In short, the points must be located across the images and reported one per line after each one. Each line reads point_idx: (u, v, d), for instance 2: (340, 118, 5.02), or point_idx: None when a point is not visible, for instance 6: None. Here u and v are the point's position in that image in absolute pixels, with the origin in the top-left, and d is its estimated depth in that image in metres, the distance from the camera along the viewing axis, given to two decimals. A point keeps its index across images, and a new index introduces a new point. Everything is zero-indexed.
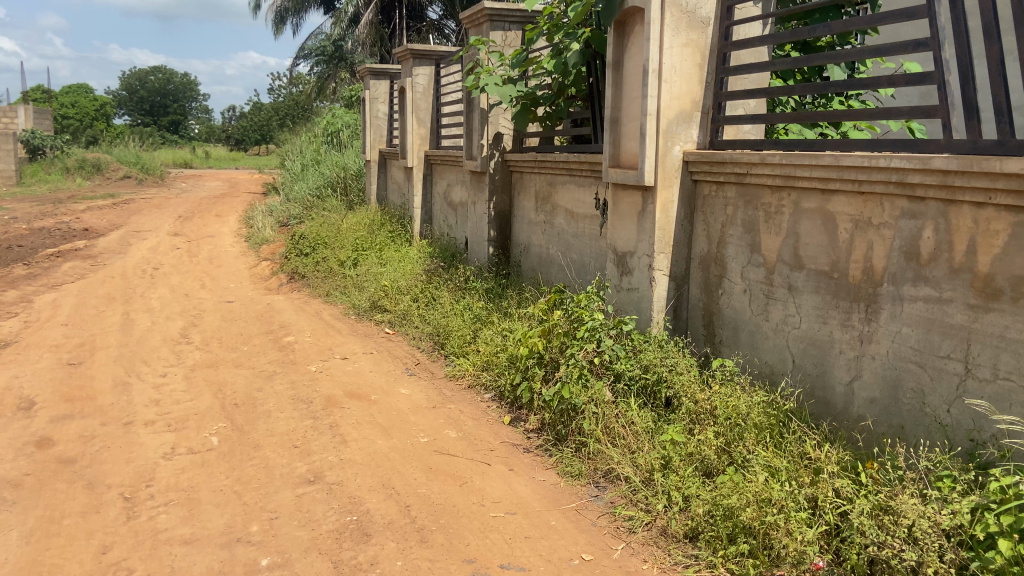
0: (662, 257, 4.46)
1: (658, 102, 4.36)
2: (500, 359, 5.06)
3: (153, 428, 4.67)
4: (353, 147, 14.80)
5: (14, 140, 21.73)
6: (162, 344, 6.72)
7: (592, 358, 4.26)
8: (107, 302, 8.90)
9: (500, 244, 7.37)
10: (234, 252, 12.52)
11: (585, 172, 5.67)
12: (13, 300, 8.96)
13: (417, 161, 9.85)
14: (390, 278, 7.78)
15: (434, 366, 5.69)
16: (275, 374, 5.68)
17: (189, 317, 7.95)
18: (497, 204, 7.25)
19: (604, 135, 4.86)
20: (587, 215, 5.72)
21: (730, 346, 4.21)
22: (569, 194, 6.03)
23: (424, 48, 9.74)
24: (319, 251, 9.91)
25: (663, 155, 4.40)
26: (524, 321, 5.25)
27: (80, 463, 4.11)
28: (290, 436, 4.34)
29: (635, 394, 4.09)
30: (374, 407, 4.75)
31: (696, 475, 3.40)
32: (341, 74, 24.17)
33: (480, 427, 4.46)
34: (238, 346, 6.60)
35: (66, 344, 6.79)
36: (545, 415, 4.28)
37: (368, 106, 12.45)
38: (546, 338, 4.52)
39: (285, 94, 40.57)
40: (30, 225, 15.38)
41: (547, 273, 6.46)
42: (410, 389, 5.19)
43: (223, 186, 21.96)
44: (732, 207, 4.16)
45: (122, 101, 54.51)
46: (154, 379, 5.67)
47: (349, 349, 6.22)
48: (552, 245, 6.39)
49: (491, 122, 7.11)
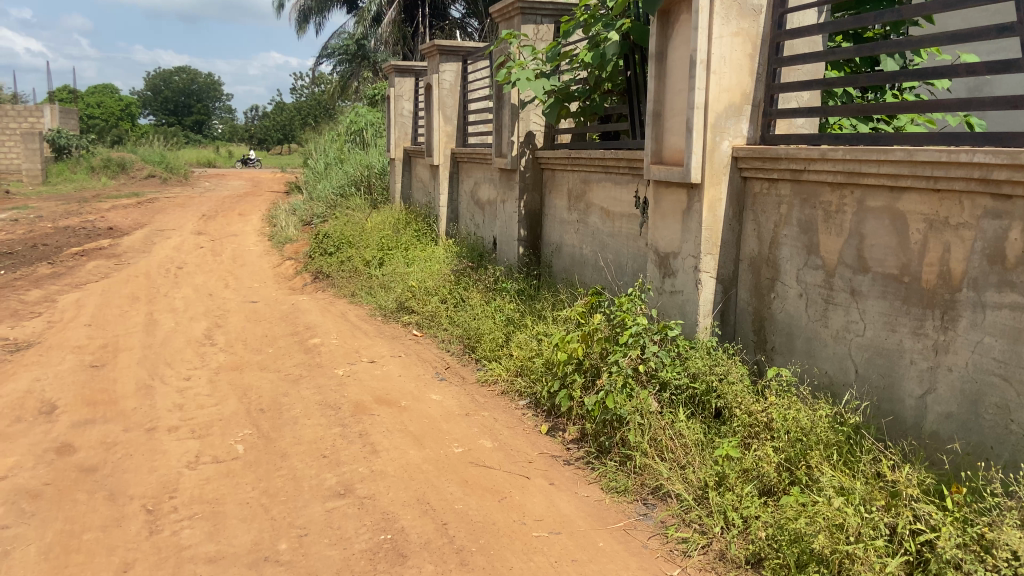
0: (709, 258, 4.22)
1: (707, 95, 4.11)
2: (535, 364, 4.84)
3: (177, 434, 4.51)
4: (376, 146, 14.65)
5: (40, 140, 21.86)
6: (186, 346, 6.58)
7: (637, 365, 4.02)
8: (131, 301, 8.80)
9: (531, 244, 7.14)
10: (257, 251, 12.41)
11: (622, 169, 5.43)
12: (37, 299, 8.89)
13: (443, 159, 9.65)
14: (417, 278, 7.58)
15: (464, 371, 5.48)
16: (302, 377, 5.50)
17: (213, 318, 7.81)
18: (527, 202, 7.03)
19: (646, 130, 4.62)
20: (624, 214, 5.47)
21: (784, 354, 3.96)
22: (605, 192, 5.80)
23: (452, 44, 9.51)
24: (344, 251, 9.75)
25: (711, 151, 4.15)
26: (560, 325, 5.01)
27: (102, 472, 3.95)
28: (318, 445, 4.15)
29: (683, 404, 3.84)
30: (404, 414, 4.55)
31: (756, 495, 3.16)
32: (363, 73, 24.08)
33: (516, 437, 4.24)
34: (263, 348, 6.44)
35: (89, 345, 6.67)
36: (586, 425, 4.04)
37: (393, 104, 12.28)
38: (586, 343, 4.28)
39: (307, 94, 40.65)
40: (56, 223, 15.42)
41: (581, 275, 6.22)
42: (442, 394, 4.98)
43: (246, 185, 21.93)
44: (787, 206, 3.91)
45: (147, 101, 54.97)
46: (178, 382, 5.51)
47: (376, 352, 6.03)
48: (586, 246, 6.15)
49: (522, 118, 6.88)
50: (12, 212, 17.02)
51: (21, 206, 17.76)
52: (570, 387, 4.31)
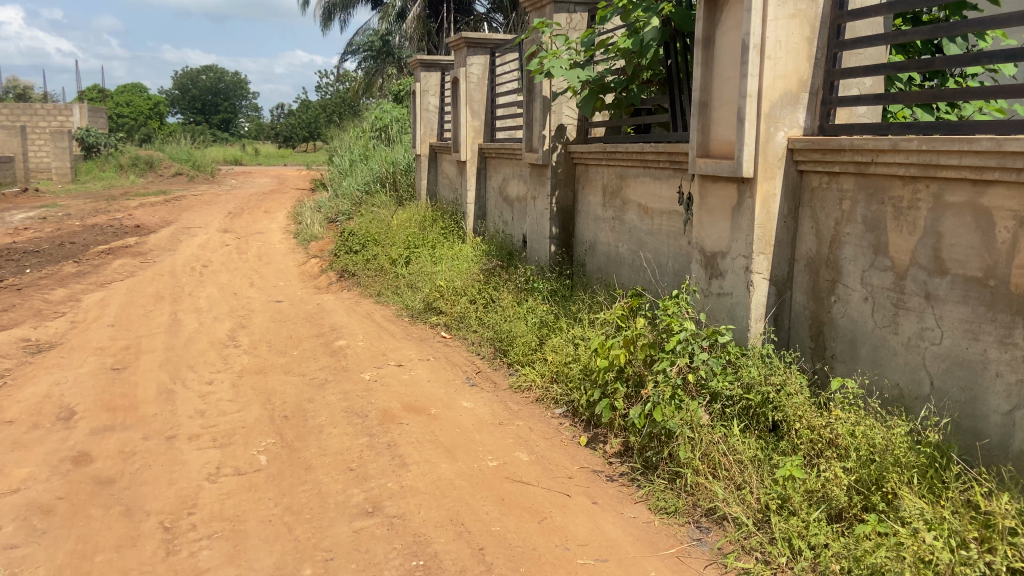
0: (762, 259, 3.92)
1: (760, 82, 3.81)
2: (572, 370, 4.57)
3: (198, 443, 4.31)
4: (401, 142, 14.44)
5: (70, 139, 21.97)
6: (209, 348, 6.40)
7: (685, 375, 3.72)
8: (156, 301, 8.68)
9: (563, 242, 6.85)
10: (283, 249, 12.26)
11: (662, 164, 5.14)
12: (62, 299, 8.80)
13: (470, 154, 9.39)
14: (445, 277, 7.33)
15: (496, 376, 5.22)
16: (328, 382, 5.28)
17: (237, 318, 7.64)
18: (559, 199, 6.75)
19: (692, 121, 4.33)
20: (665, 210, 5.18)
21: (846, 362, 3.66)
22: (644, 187, 5.50)
23: (479, 36, 9.21)
24: (369, 249, 9.55)
25: (765, 142, 3.85)
26: (598, 328, 4.72)
27: (118, 485, 3.76)
28: (344, 456, 3.92)
29: (737, 417, 3.57)
30: (435, 423, 4.31)
31: (826, 522, 2.90)
32: (388, 69, 23.87)
33: (553, 449, 3.97)
34: (287, 350, 6.24)
35: (111, 347, 6.52)
36: (630, 439, 3.75)
37: (418, 99, 12.04)
38: (628, 349, 3.97)
39: (333, 91, 40.67)
40: (84, 221, 15.45)
41: (618, 275, 5.92)
42: (473, 401, 4.73)
43: (272, 182, 21.88)
44: (850, 201, 3.60)
45: (174, 100, 55.43)
46: (200, 387, 5.32)
47: (404, 355, 5.80)
48: (623, 244, 5.86)
49: (554, 111, 6.60)
50: (41, 210, 17.09)
51: (50, 204, 17.86)
52: (610, 396, 4.02)
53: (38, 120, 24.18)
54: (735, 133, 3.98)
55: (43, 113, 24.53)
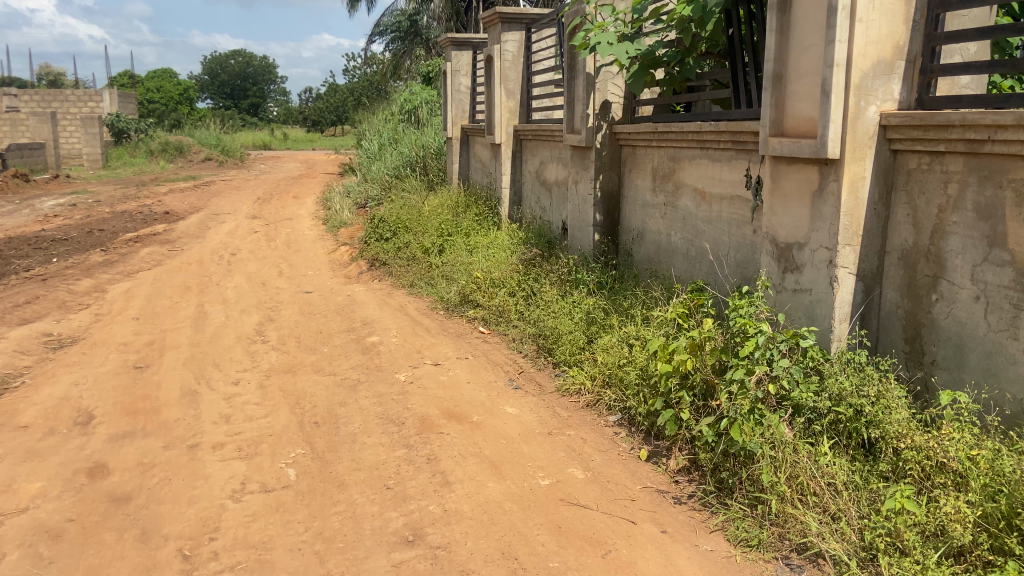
0: (848, 251, 3.46)
1: (850, 48, 3.34)
2: (626, 373, 4.14)
3: (222, 453, 3.99)
4: (431, 125, 13.99)
5: (100, 125, 21.83)
6: (235, 343, 6.09)
7: (763, 384, 3.28)
8: (182, 291, 8.42)
9: (608, 230, 6.41)
10: (312, 235, 11.95)
11: (724, 144, 4.68)
12: (87, 290, 8.58)
13: (505, 137, 8.93)
14: (481, 267, 6.92)
15: (542, 378, 4.82)
16: (361, 384, 4.92)
17: (266, 310, 7.32)
18: (604, 182, 6.30)
19: (765, 95, 3.86)
20: (726, 196, 4.72)
21: (951, 371, 3.20)
22: (700, 170, 5.04)
23: (515, 11, 8.63)
24: (400, 236, 9.19)
25: (854, 118, 3.38)
26: (655, 328, 4.28)
27: (135, 504, 3.47)
28: (380, 472, 3.56)
29: (824, 434, 3.14)
30: (478, 433, 3.93)
31: (945, 564, 2.47)
32: (416, 51, 23.33)
33: (611, 464, 3.56)
34: (317, 347, 5.89)
35: (135, 343, 6.24)
36: (700, 456, 3.33)
37: (449, 79, 11.56)
38: (695, 355, 3.54)
39: (361, 74, 40.34)
40: (113, 208, 15.31)
41: (670, 267, 5.47)
42: (518, 407, 4.34)
43: (301, 167, 21.62)
44: (958, 185, 3.12)
45: (204, 85, 55.49)
46: (226, 388, 4.99)
47: (441, 352, 5.43)
48: (676, 232, 5.41)
49: (599, 89, 6.13)
50: (71, 197, 16.99)
51: (80, 191, 17.78)
52: (674, 406, 3.59)
53: (69, 106, 24.26)
54: (818, 109, 3.52)
55: (74, 99, 24.56)
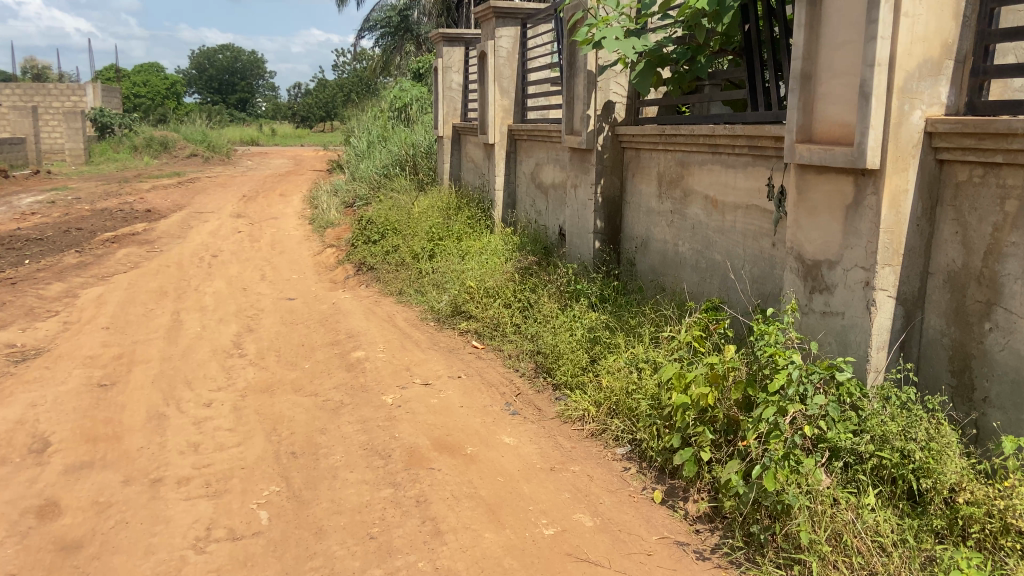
0: (888, 272, 3.10)
1: (894, 46, 2.98)
2: (636, 401, 3.77)
3: (187, 490, 3.59)
4: (421, 122, 13.54)
5: (83, 119, 21.25)
6: (210, 357, 5.67)
7: (796, 423, 2.92)
8: (158, 297, 7.98)
9: (610, 238, 6.02)
10: (297, 236, 11.52)
11: (739, 149, 4.31)
12: (58, 295, 8.13)
13: (499, 136, 8.52)
14: (474, 275, 6.52)
15: (541, 401, 4.43)
16: (345, 407, 4.52)
17: (245, 319, 6.90)
18: (605, 187, 5.92)
19: (792, 97, 3.49)
20: (741, 205, 4.36)
21: (1007, 410, 2.86)
22: (712, 176, 4.67)
23: (511, 5, 8.23)
24: (389, 239, 8.81)
25: (897, 124, 3.02)
26: (667, 351, 3.91)
27: (85, 555, 3.07)
28: (363, 517, 3.18)
29: (866, 483, 2.79)
30: (472, 469, 3.55)
31: None
32: (406, 47, 22.85)
33: (622, 509, 3.19)
34: (298, 362, 5.48)
35: (102, 356, 5.82)
36: (725, 503, 2.95)
37: (441, 76, 11.15)
38: (717, 388, 3.16)
39: (350, 70, 39.80)
40: (93, 206, 14.79)
41: (677, 280, 5.10)
42: (516, 436, 3.96)
43: (289, 164, 21.12)
44: (1018, 201, 2.77)
45: (191, 79, 54.69)
46: (197, 411, 4.58)
47: (431, 370, 5.03)
48: (684, 242, 5.04)
49: (600, 88, 5.74)
50: (50, 193, 16.46)
51: (60, 187, 17.24)
52: (692, 444, 3.22)
53: (51, 100, 23.70)
54: (854, 113, 3.15)
55: (56, 93, 23.94)
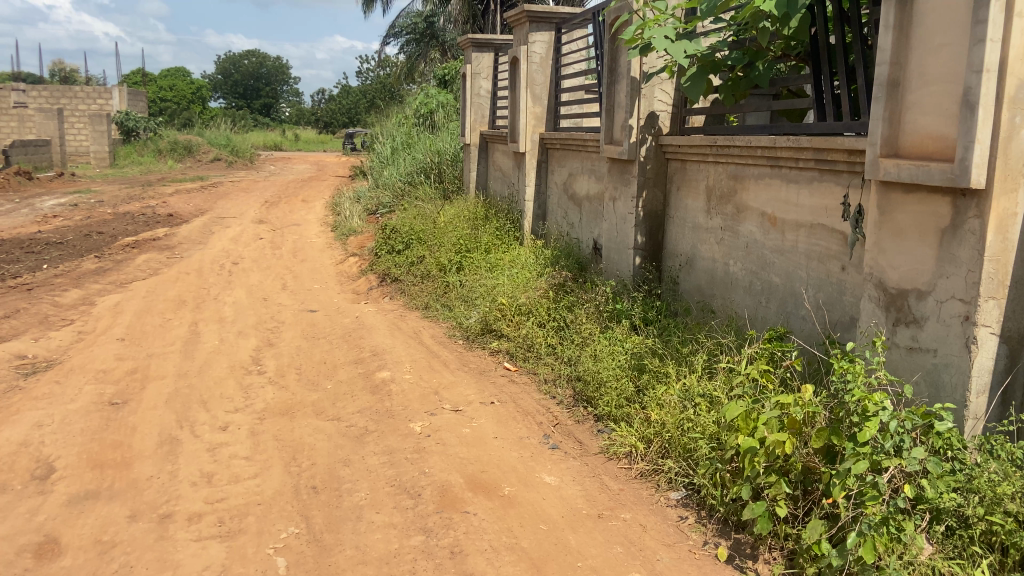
0: (992, 305, 2.75)
1: (1005, 50, 2.62)
2: (692, 439, 3.40)
3: (198, 528, 3.28)
4: (447, 129, 13.24)
5: (108, 122, 21.21)
6: (228, 375, 5.37)
7: (891, 481, 2.56)
8: (177, 307, 7.72)
9: (651, 254, 5.66)
10: (319, 244, 11.25)
11: (804, 163, 3.95)
12: (74, 303, 7.91)
13: (530, 145, 8.19)
14: (504, 290, 6.19)
15: (582, 434, 4.07)
16: (370, 436, 4.19)
17: (264, 332, 6.60)
18: (647, 201, 5.57)
19: (875, 107, 3.13)
20: (805, 224, 4.00)
21: None
22: (770, 192, 4.31)
23: (545, 9, 7.90)
24: (414, 250, 8.51)
25: (1006, 139, 2.66)
26: (725, 385, 3.55)
27: None
28: (391, 570, 2.84)
29: (976, 554, 2.43)
30: (512, 514, 3.21)
31: None
32: (431, 54, 22.68)
33: (684, 569, 2.82)
34: (320, 383, 5.17)
35: (115, 371, 5.55)
36: (807, 570, 2.58)
37: (469, 82, 10.85)
38: (794, 434, 2.81)
39: (374, 76, 39.83)
40: (116, 209, 14.66)
41: (728, 302, 4.73)
42: (557, 474, 3.61)
43: (311, 169, 20.95)
44: None
45: (217, 84, 55.10)
46: (212, 436, 4.28)
47: (461, 396, 4.69)
48: (736, 261, 4.68)
49: (645, 95, 5.40)
50: (73, 196, 16.36)
51: (83, 190, 17.16)
52: (763, 497, 2.86)
53: (78, 103, 23.79)
54: (955, 126, 2.80)
55: (83, 96, 24.00)
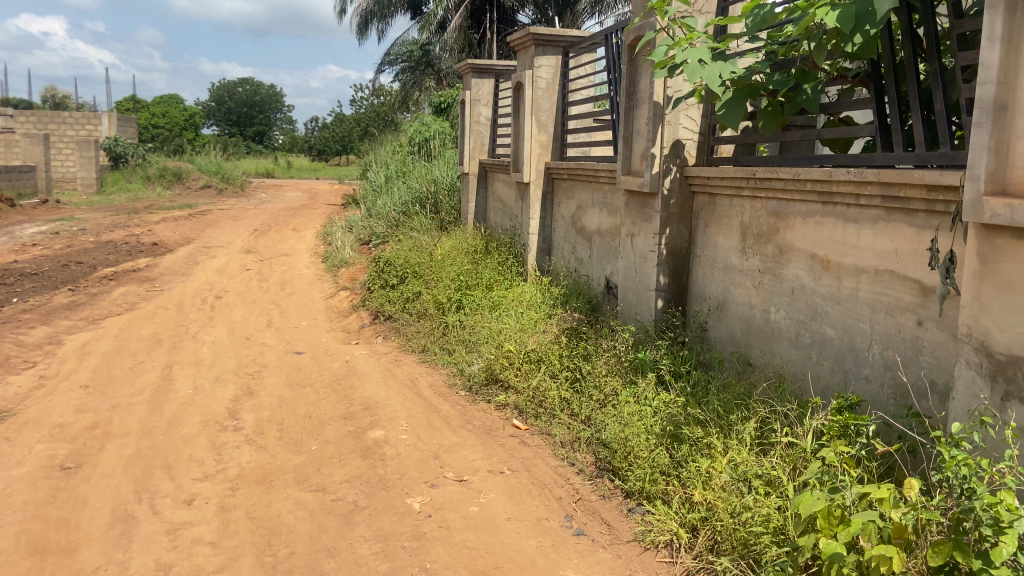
0: None
1: None
2: (754, 532, 2.81)
3: None
4: (443, 157, 12.73)
5: (96, 149, 20.64)
6: (199, 432, 4.75)
7: None
8: (151, 347, 7.10)
9: (675, 297, 5.11)
10: (308, 276, 10.66)
11: (867, 199, 3.41)
12: (39, 342, 7.26)
13: (534, 175, 7.63)
14: (510, 334, 5.60)
15: (609, 513, 3.48)
16: (360, 514, 3.57)
17: (244, 379, 5.98)
18: (671, 237, 5.02)
19: (975, 135, 2.60)
20: (868, 270, 3.45)
21: None
22: (821, 232, 3.76)
23: (552, 32, 7.38)
24: (409, 284, 7.94)
25: None
26: (786, 464, 3.00)
27: None
28: None
29: None
30: None
31: None
32: (427, 82, 22.32)
33: None
34: (303, 443, 4.55)
35: (73, 426, 4.91)
36: None
37: (468, 109, 10.37)
38: (900, 546, 2.27)
39: (368, 105, 39.60)
40: (98, 237, 14.03)
41: (769, 354, 4.17)
42: (585, 571, 3.01)
43: (303, 197, 20.43)
44: None
45: (211, 112, 54.83)
46: (175, 513, 3.65)
47: (466, 462, 4.09)
48: (778, 309, 4.12)
49: (669, 122, 4.86)
50: (54, 224, 15.72)
51: (67, 217, 16.52)
52: None
53: (66, 128, 23.29)
54: None
55: (71, 122, 23.48)
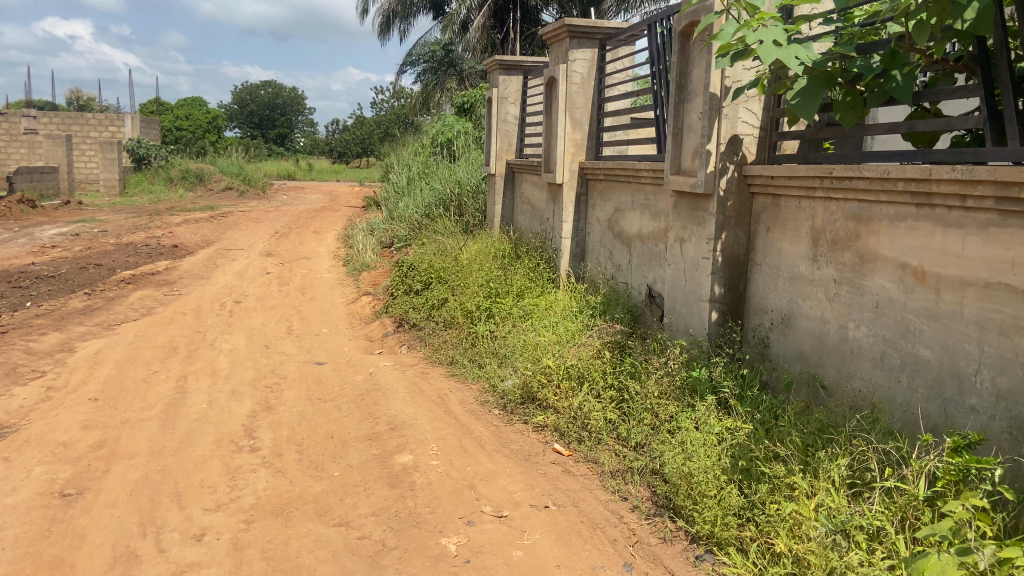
0: None
1: None
2: None
3: None
4: (468, 157, 12.32)
5: (119, 150, 20.49)
6: (212, 453, 4.36)
7: None
8: (166, 356, 6.74)
9: (731, 309, 4.65)
10: (329, 280, 10.29)
11: (976, 200, 2.93)
12: (50, 350, 6.94)
13: (568, 175, 7.17)
14: (546, 347, 5.15)
15: (673, 561, 3.04)
16: (388, 556, 3.15)
17: (262, 392, 5.60)
18: (728, 243, 4.55)
19: None
20: (976, 283, 2.97)
21: None
22: (914, 238, 3.28)
23: (589, 22, 6.98)
24: (434, 290, 7.53)
25: None
26: (893, 514, 2.57)
27: None
28: None
29: None
30: None
31: None
32: (449, 83, 21.91)
33: None
34: (325, 467, 4.15)
35: (78, 444, 4.55)
36: None
37: (495, 107, 9.93)
38: None
39: (389, 107, 39.39)
40: (118, 239, 13.79)
41: (847, 377, 3.71)
42: None
43: (323, 199, 20.11)
44: None
45: (234, 114, 54.97)
46: (181, 551, 3.26)
47: (505, 495, 3.66)
48: (858, 326, 3.66)
49: (728, 116, 4.39)
50: (75, 225, 15.52)
51: (88, 219, 16.31)
52: None
53: (89, 130, 23.21)
54: None
55: (94, 123, 23.37)
